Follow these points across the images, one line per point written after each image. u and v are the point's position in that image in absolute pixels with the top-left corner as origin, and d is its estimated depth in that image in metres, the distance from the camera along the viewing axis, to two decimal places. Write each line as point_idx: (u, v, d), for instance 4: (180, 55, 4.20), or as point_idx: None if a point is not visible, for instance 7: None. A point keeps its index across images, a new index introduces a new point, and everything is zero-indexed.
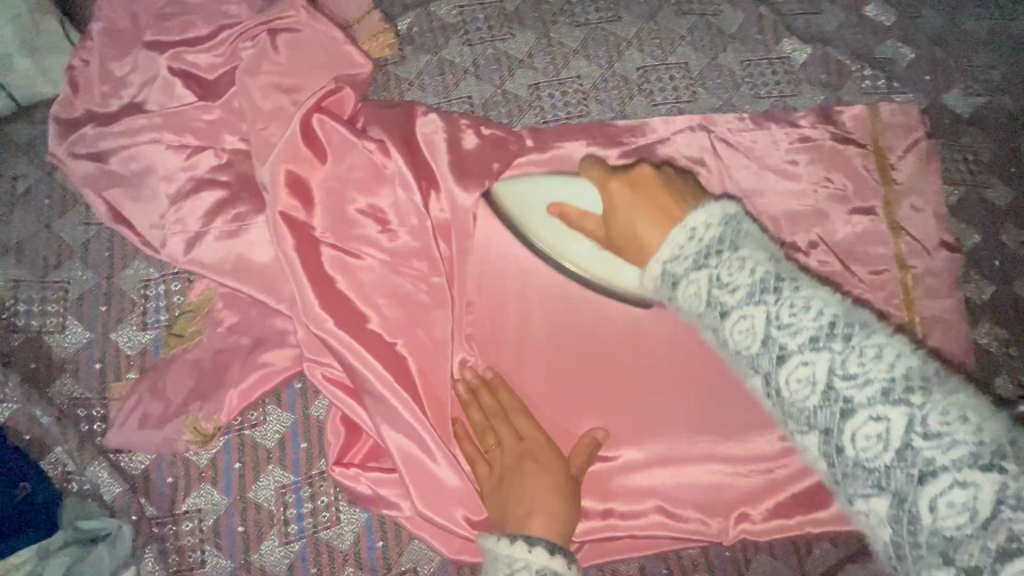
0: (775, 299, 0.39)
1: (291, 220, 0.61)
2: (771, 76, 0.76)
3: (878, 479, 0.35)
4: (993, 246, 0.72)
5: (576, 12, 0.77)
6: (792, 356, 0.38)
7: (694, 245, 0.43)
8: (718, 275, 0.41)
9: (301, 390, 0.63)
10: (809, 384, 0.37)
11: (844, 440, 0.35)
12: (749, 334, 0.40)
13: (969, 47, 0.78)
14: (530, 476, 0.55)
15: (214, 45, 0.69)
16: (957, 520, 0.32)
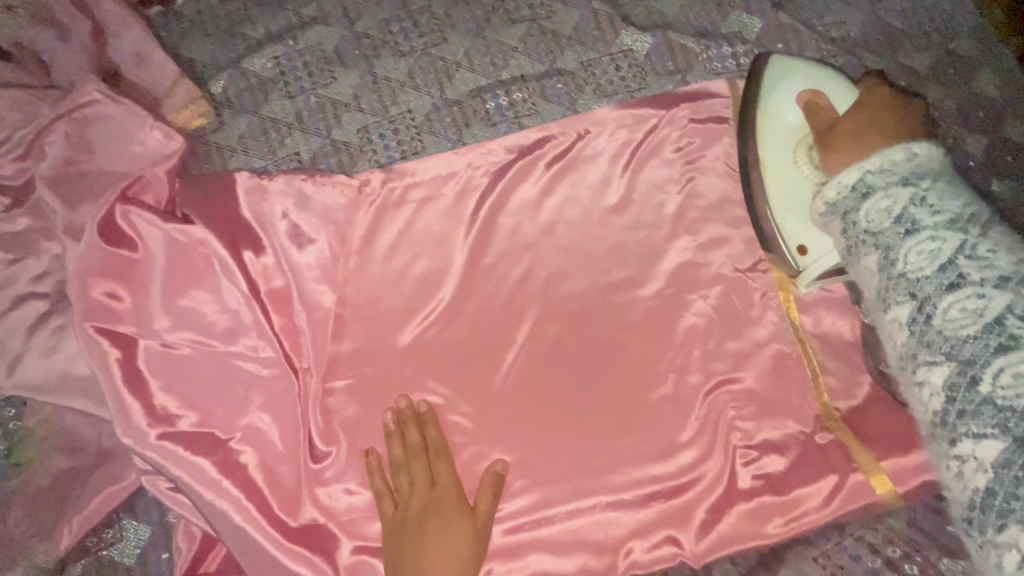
0: (980, 228, 0.46)
1: (105, 329, 0.58)
2: (615, 73, 0.71)
3: (937, 277, 0.45)
4: None
5: (399, 41, 0.72)
6: (880, 191, 0.49)
7: (907, 165, 0.49)
8: (924, 196, 0.47)
9: (156, 498, 0.60)
10: (895, 222, 0.47)
11: (949, 291, 0.44)
12: (884, 212, 0.48)
13: (819, 6, 0.73)
14: (431, 538, 0.55)
15: (9, 145, 0.64)
16: (968, 316, 0.43)
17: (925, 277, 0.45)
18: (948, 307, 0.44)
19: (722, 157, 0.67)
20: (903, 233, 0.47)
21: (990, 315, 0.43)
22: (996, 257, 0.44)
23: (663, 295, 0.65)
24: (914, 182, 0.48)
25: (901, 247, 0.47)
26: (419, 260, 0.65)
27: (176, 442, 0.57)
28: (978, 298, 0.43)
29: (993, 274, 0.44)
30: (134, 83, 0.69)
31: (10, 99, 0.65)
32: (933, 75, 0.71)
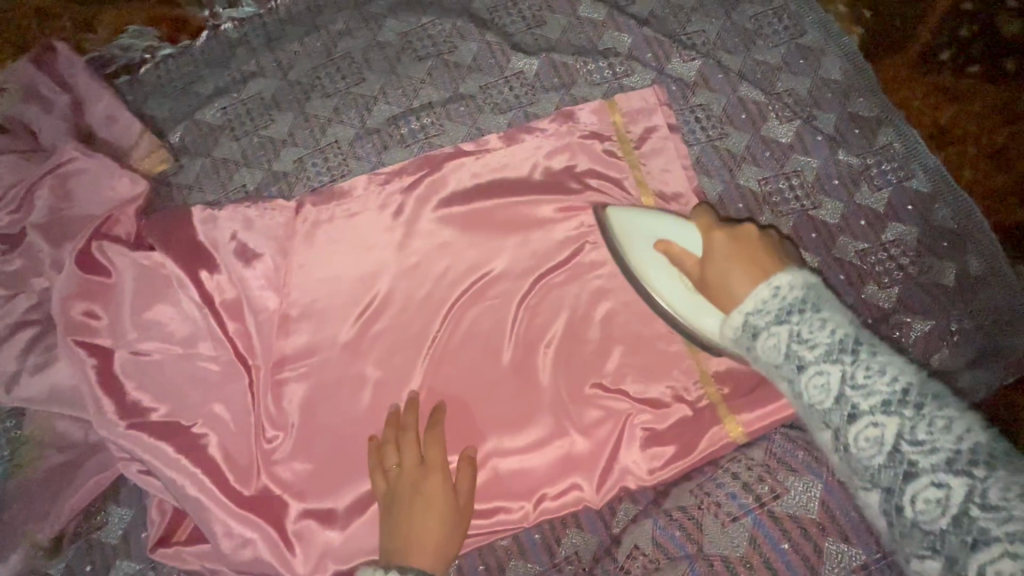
0: (853, 361, 0.54)
1: (86, 342, 0.70)
2: (509, 92, 0.83)
3: (837, 410, 0.54)
4: (737, 189, 0.78)
5: (325, 85, 0.85)
6: (813, 366, 0.55)
7: (776, 301, 0.58)
8: (802, 333, 0.56)
9: (136, 484, 0.70)
10: (787, 361, 0.57)
11: (851, 420, 0.53)
12: (824, 387, 0.55)
13: (681, 18, 0.85)
14: (420, 514, 0.62)
15: (4, 201, 0.78)
16: (874, 445, 0.52)
17: (794, 377, 0.57)
18: (813, 394, 0.55)
19: (606, 152, 0.78)
20: (848, 417, 0.53)
21: (839, 400, 0.54)
22: (818, 339, 0.55)
23: (558, 277, 0.76)
24: (839, 357, 0.54)
25: (801, 380, 0.56)
26: (348, 265, 0.76)
27: (145, 431, 0.67)
28: (838, 382, 0.54)
29: (873, 400, 0.52)
30: (108, 140, 0.82)
31: (6, 165, 0.79)
32: (783, 67, 0.82)
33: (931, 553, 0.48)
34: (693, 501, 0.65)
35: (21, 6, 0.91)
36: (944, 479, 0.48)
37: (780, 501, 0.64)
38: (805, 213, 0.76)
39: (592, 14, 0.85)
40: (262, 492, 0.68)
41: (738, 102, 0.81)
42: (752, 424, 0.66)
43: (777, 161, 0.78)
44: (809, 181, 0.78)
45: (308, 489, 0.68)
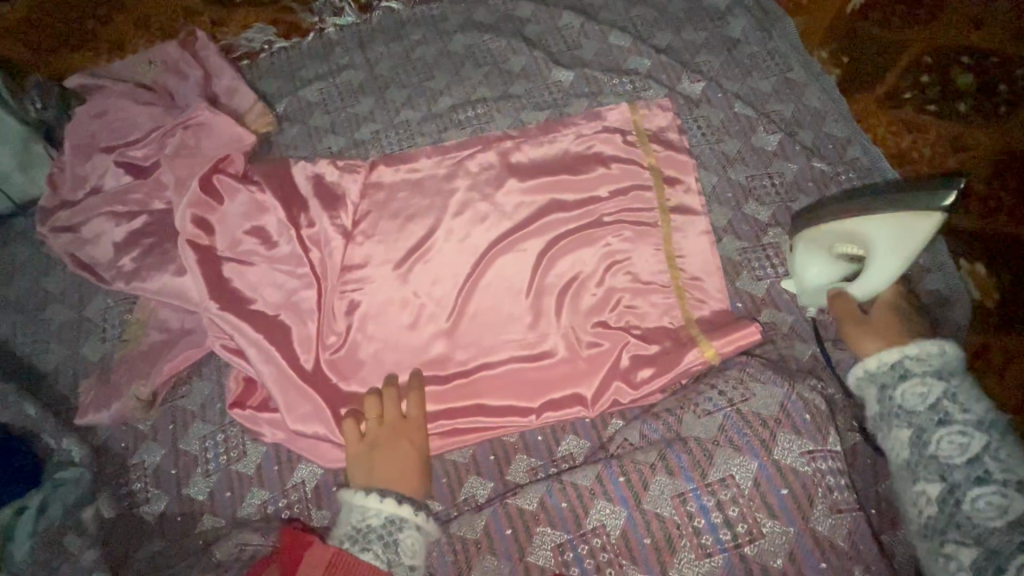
0: (957, 383, 0.66)
1: (196, 245, 0.88)
2: (549, 95, 1.04)
3: (928, 414, 0.65)
4: (728, 182, 0.95)
5: (403, 78, 1.07)
6: (915, 377, 0.67)
7: (936, 354, 0.68)
8: (922, 354, 0.68)
9: (217, 364, 0.87)
10: (891, 369, 0.69)
11: (908, 381, 0.68)
12: (919, 396, 0.66)
13: (692, 51, 1.06)
14: (400, 453, 0.74)
15: (144, 141, 0.99)
16: (915, 399, 0.66)
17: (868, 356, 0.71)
18: (903, 392, 0.68)
19: (624, 145, 0.98)
20: (936, 422, 0.65)
21: (901, 371, 0.68)
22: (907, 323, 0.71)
23: (576, 235, 0.92)
24: (945, 378, 0.66)
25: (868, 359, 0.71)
26: (407, 213, 0.95)
27: (237, 316, 0.83)
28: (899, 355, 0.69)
29: (926, 368, 0.67)
30: (229, 105, 1.04)
31: (151, 115, 1.00)
32: (772, 93, 1.02)
33: (973, 543, 0.59)
34: (677, 401, 0.71)
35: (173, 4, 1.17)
36: (972, 431, 0.63)
37: (752, 401, 0.70)
38: (783, 204, 0.93)
39: (621, 42, 1.07)
40: (322, 378, 0.84)
41: (733, 116, 1.00)
42: (728, 352, 0.79)
43: (762, 163, 0.96)
44: (788, 180, 0.94)
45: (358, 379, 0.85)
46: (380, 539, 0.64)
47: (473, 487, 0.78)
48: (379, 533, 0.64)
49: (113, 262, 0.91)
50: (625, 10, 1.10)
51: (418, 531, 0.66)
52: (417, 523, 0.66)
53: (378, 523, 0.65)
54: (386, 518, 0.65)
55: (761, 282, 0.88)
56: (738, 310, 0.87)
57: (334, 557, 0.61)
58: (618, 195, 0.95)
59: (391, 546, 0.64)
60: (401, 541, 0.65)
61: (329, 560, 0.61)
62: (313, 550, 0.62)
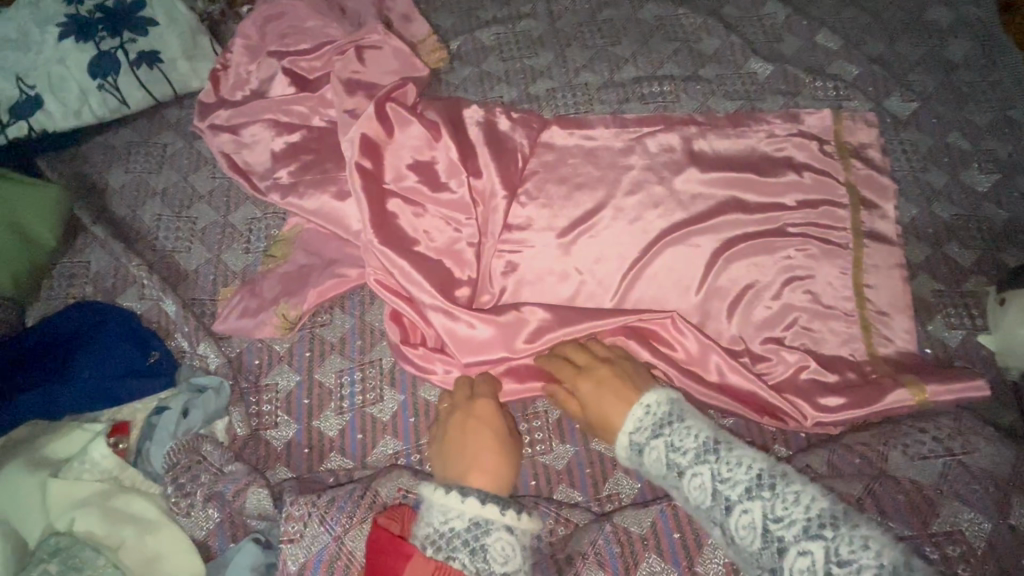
0: (715, 458, 0.59)
1: (362, 171, 0.81)
2: (741, 87, 0.96)
3: (718, 504, 0.58)
4: (929, 217, 0.87)
5: (586, 38, 1.00)
6: (688, 470, 0.59)
7: (652, 421, 0.63)
8: (671, 441, 0.61)
9: (361, 299, 0.83)
10: (668, 470, 0.61)
11: (729, 512, 0.57)
12: (701, 488, 0.59)
13: (905, 67, 0.96)
14: (475, 433, 0.66)
15: (314, 53, 0.93)
16: (751, 528, 0.55)
17: (679, 483, 0.61)
18: (737, 527, 0.56)
19: (821, 155, 0.89)
20: (726, 510, 0.57)
21: (713, 494, 0.58)
22: (687, 445, 0.60)
23: (759, 239, 0.84)
24: (706, 457, 0.59)
25: (683, 486, 0.60)
26: (577, 180, 0.88)
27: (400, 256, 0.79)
28: (710, 481, 0.58)
29: (740, 488, 0.57)
30: (402, 32, 0.98)
31: (325, 27, 0.95)
32: (990, 130, 0.92)
33: None
34: (875, 437, 0.67)
35: None
36: (774, 517, 0.54)
37: (973, 454, 0.63)
38: (991, 252, 0.84)
39: (827, 44, 0.98)
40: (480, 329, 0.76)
41: (943, 147, 0.91)
42: (941, 401, 0.71)
43: (970, 204, 0.87)
44: (997, 227, 0.86)
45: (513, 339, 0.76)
46: (467, 546, 0.56)
47: (620, 485, 0.72)
48: (465, 538, 0.57)
49: (269, 174, 0.87)
50: (835, 10, 1.01)
51: (510, 531, 0.58)
52: (506, 523, 0.58)
53: (462, 528, 0.57)
54: (469, 522, 0.57)
55: (954, 331, 0.80)
56: (927, 357, 0.79)
57: (432, 570, 0.55)
58: (809, 206, 0.86)
59: (480, 553, 0.56)
60: (490, 545, 0.57)
61: (429, 572, 0.55)
62: (413, 565, 0.55)
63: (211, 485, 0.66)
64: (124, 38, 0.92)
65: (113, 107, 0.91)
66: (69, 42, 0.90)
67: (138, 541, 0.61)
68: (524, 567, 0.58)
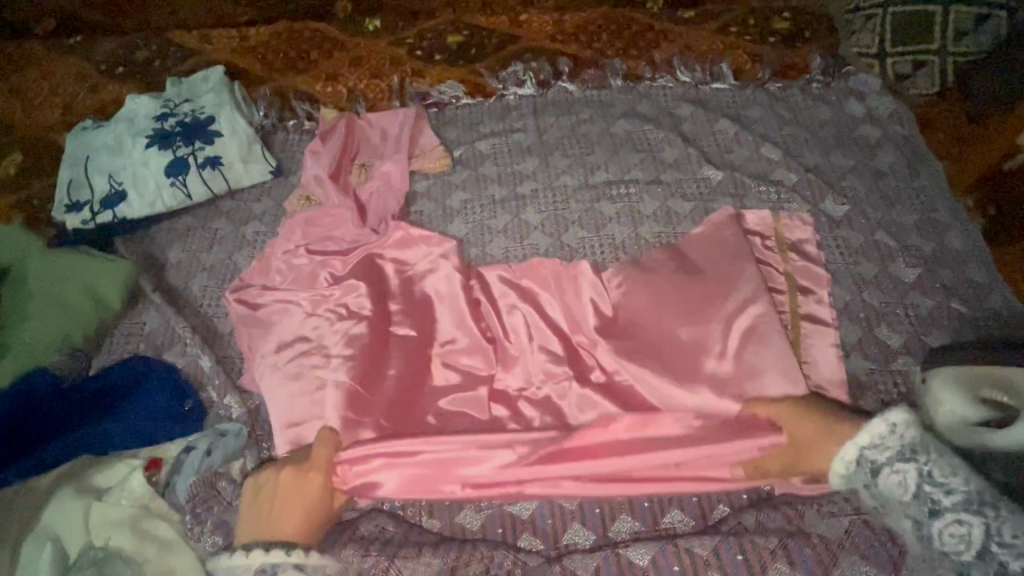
0: (926, 462, 0.68)
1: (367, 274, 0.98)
2: (696, 189, 1.13)
3: (918, 505, 0.68)
4: (860, 302, 0.99)
5: (565, 149, 1.20)
6: (886, 468, 0.70)
7: (893, 440, 0.70)
8: (924, 469, 0.68)
9: None
10: (865, 468, 0.71)
11: (935, 518, 0.66)
12: (901, 485, 0.69)
13: (838, 175, 1.13)
14: (286, 491, 0.75)
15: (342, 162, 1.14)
16: (958, 539, 0.65)
17: (871, 479, 0.71)
18: (941, 533, 0.66)
19: (767, 246, 1.03)
20: (928, 513, 0.67)
21: (917, 496, 0.68)
22: (950, 482, 0.66)
23: None
24: (913, 460, 0.68)
25: (879, 480, 0.70)
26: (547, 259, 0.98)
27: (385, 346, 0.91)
28: (915, 481, 0.68)
29: (956, 500, 0.66)
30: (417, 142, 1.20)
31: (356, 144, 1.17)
32: (914, 228, 1.06)
33: None
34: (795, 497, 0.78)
35: (386, 52, 1.38)
36: (965, 517, 0.65)
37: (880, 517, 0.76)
38: (917, 336, 0.95)
39: (772, 155, 1.16)
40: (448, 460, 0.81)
41: (873, 242, 1.04)
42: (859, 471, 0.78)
43: (898, 292, 0.99)
44: (923, 313, 0.97)
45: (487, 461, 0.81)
46: None
47: (576, 536, 0.81)
48: None
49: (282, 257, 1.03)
50: (778, 126, 1.20)
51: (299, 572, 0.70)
52: (293, 563, 0.70)
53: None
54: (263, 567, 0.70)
55: (885, 406, 0.90)
56: None
57: None
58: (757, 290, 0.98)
59: None
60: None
61: None
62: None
63: (221, 514, 0.78)
64: (195, 146, 1.15)
65: (180, 199, 1.13)
66: (154, 149, 1.14)
67: (159, 557, 0.75)
68: None
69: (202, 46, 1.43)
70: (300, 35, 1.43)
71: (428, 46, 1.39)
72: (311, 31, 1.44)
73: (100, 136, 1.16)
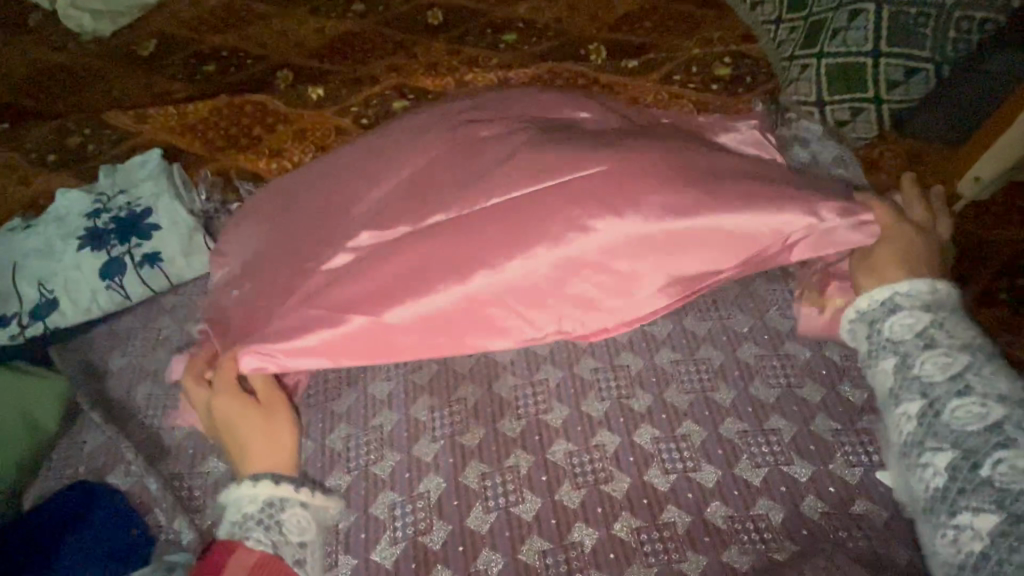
0: (946, 321, 0.79)
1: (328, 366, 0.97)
2: None
3: (917, 339, 0.79)
4: (821, 358, 0.99)
5: None
6: (905, 307, 0.81)
7: (926, 293, 0.82)
8: (941, 324, 0.79)
9: (321, 466, 0.93)
10: (916, 336, 0.79)
11: (956, 397, 0.72)
12: (933, 363, 0.76)
13: None
14: (267, 435, 0.82)
15: None
16: (973, 418, 0.70)
17: (887, 327, 0.82)
18: (925, 361, 0.76)
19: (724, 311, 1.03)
20: (924, 344, 0.78)
21: (953, 376, 0.74)
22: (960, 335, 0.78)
23: (663, 383, 0.98)
24: (936, 311, 0.80)
25: (891, 318, 0.82)
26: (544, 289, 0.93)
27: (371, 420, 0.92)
28: (930, 325, 0.79)
29: (952, 343, 0.77)
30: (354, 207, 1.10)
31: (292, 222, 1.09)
32: None
33: None
34: None
35: (330, 123, 1.36)
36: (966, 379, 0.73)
37: None
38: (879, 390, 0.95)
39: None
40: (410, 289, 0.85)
41: None
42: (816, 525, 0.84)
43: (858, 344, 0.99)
44: None
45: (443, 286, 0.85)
46: (261, 523, 0.76)
47: None
48: (259, 518, 0.76)
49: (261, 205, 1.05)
50: None
51: (303, 507, 0.79)
52: (300, 500, 0.79)
53: (255, 509, 0.77)
54: (270, 495, 0.78)
55: (854, 469, 0.89)
56: (830, 495, 0.87)
57: (253, 562, 0.72)
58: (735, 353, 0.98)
59: (274, 526, 0.77)
60: (286, 520, 0.77)
61: (251, 561, 0.72)
62: (235, 555, 0.73)
63: None
64: (132, 243, 1.10)
65: (118, 301, 1.08)
66: (86, 251, 1.09)
67: None
68: (317, 536, 0.80)
69: (139, 127, 1.38)
70: (240, 108, 1.40)
71: (374, 113, 1.37)
72: (251, 104, 1.40)
73: (28, 238, 1.10)
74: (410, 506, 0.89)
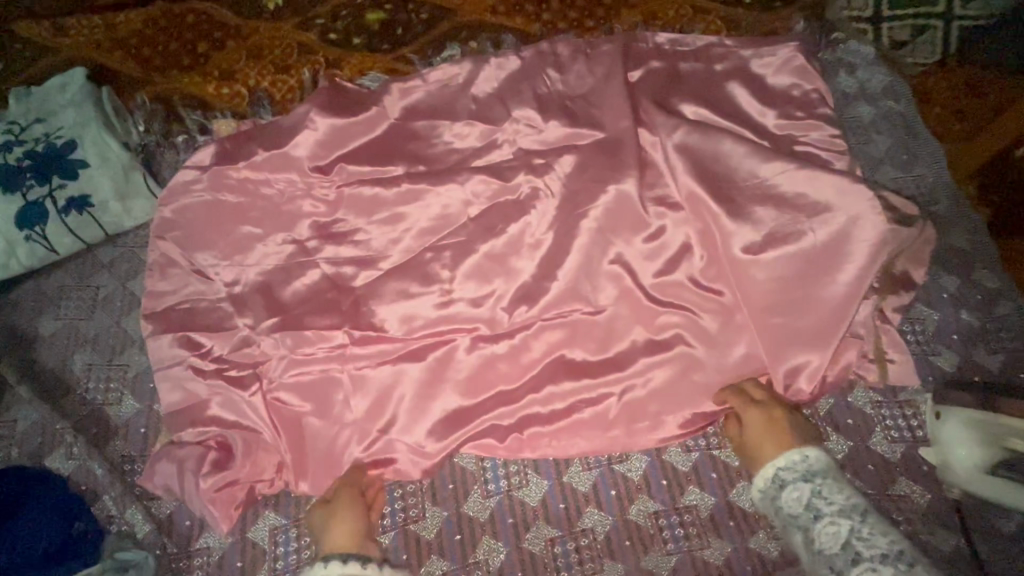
0: (819, 481, 0.67)
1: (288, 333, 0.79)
2: None
3: (806, 514, 0.66)
4: None
5: None
6: (791, 483, 0.68)
7: (804, 462, 0.69)
8: (820, 489, 0.66)
9: None
10: (805, 510, 0.66)
11: (854, 566, 0.60)
12: (832, 535, 0.63)
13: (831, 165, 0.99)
14: (352, 519, 0.71)
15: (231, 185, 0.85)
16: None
17: (777, 494, 0.69)
18: (821, 534, 0.64)
19: None
20: (813, 517, 0.65)
21: (845, 547, 0.62)
22: (835, 497, 0.65)
23: None
24: (811, 478, 0.67)
25: (782, 495, 0.68)
26: (550, 245, 0.81)
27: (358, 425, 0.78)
28: (808, 493, 0.66)
29: (833, 507, 0.64)
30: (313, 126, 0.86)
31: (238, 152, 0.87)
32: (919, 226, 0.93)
33: None
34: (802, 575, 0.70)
35: (292, 37, 1.14)
36: (855, 543, 0.61)
37: None
38: (925, 357, 0.85)
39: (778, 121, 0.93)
40: (471, 374, 0.79)
41: None
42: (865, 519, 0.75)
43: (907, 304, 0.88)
44: (930, 330, 0.86)
45: (509, 338, 0.80)
46: None
47: None
48: None
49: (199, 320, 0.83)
50: None
51: None
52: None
53: None
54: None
55: (894, 445, 0.80)
56: (866, 474, 0.79)
57: None
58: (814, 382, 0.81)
59: None
60: None
61: None
62: None
63: None
64: (53, 184, 0.91)
65: (42, 255, 0.91)
66: None
67: None
68: None
69: (56, 41, 1.14)
70: (181, 19, 1.16)
71: (344, 26, 1.14)
72: (193, 14, 1.16)
73: None
74: (399, 492, 0.79)
